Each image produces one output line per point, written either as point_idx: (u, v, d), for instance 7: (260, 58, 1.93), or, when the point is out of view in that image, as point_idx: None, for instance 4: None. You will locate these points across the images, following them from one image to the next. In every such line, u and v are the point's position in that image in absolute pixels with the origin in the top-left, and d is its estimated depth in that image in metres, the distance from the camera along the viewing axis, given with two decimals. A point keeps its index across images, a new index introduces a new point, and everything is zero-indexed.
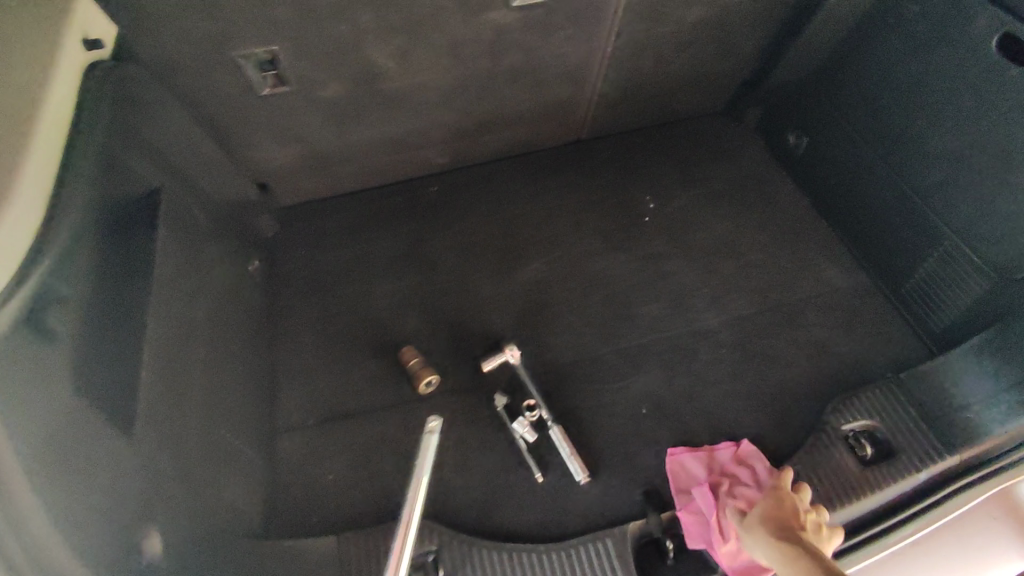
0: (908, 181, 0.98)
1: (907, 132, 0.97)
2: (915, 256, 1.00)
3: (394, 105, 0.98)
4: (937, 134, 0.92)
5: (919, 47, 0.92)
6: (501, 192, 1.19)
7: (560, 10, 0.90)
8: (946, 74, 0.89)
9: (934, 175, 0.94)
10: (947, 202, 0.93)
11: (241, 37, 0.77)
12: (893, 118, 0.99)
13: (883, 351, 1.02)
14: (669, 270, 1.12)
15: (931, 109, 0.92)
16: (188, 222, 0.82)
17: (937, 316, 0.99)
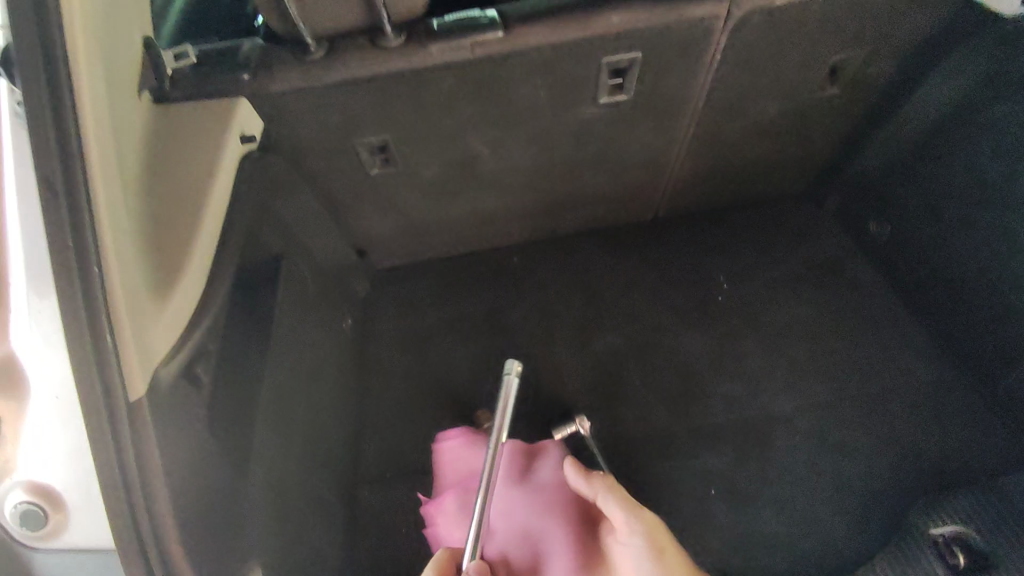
0: (998, 275, 0.96)
1: (998, 226, 0.95)
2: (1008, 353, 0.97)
3: (485, 184, 1.07)
4: None
5: (1011, 143, 0.92)
6: (578, 265, 1.25)
7: (644, 106, 0.97)
8: None
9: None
10: None
11: (362, 129, 0.89)
12: (982, 211, 0.98)
13: (974, 447, 0.99)
14: (742, 350, 1.12)
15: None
16: (301, 284, 0.92)
17: None
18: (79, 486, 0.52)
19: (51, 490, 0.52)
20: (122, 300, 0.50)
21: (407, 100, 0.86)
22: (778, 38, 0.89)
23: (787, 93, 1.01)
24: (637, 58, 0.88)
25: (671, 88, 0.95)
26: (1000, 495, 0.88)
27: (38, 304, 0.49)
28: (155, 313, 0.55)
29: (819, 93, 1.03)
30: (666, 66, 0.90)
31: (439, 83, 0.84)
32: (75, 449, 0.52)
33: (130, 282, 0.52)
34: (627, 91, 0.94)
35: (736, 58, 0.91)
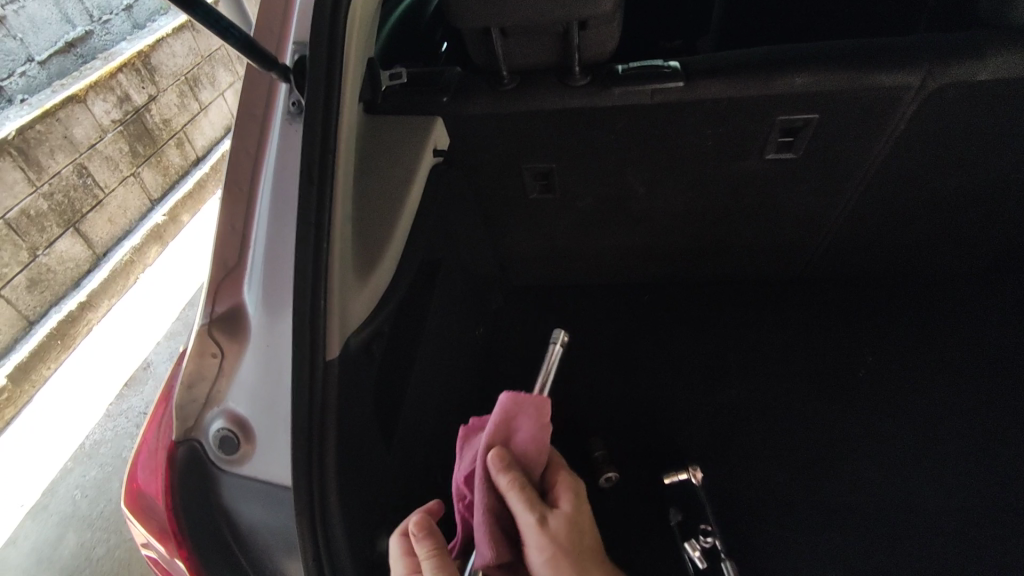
0: None
1: None
2: None
3: (633, 222, 1.11)
4: None
5: None
6: (709, 314, 1.24)
7: (811, 166, 0.96)
8: None
9: None
10: None
11: (533, 155, 0.97)
12: None
13: None
14: (882, 432, 1.05)
15: None
16: (452, 287, 1.00)
17: None
18: (264, 422, 0.62)
19: (244, 422, 0.62)
20: (336, 270, 0.59)
21: (580, 134, 0.93)
22: (973, 111, 0.85)
23: (974, 169, 0.95)
24: (813, 119, 0.88)
25: (845, 152, 0.93)
26: None
27: (274, 263, 0.61)
28: (360, 286, 0.63)
29: (1010, 175, 0.96)
30: (843, 129, 0.89)
31: (613, 121, 0.90)
32: (269, 389, 0.61)
33: (345, 256, 0.61)
34: (796, 150, 0.94)
35: (921, 128, 0.89)
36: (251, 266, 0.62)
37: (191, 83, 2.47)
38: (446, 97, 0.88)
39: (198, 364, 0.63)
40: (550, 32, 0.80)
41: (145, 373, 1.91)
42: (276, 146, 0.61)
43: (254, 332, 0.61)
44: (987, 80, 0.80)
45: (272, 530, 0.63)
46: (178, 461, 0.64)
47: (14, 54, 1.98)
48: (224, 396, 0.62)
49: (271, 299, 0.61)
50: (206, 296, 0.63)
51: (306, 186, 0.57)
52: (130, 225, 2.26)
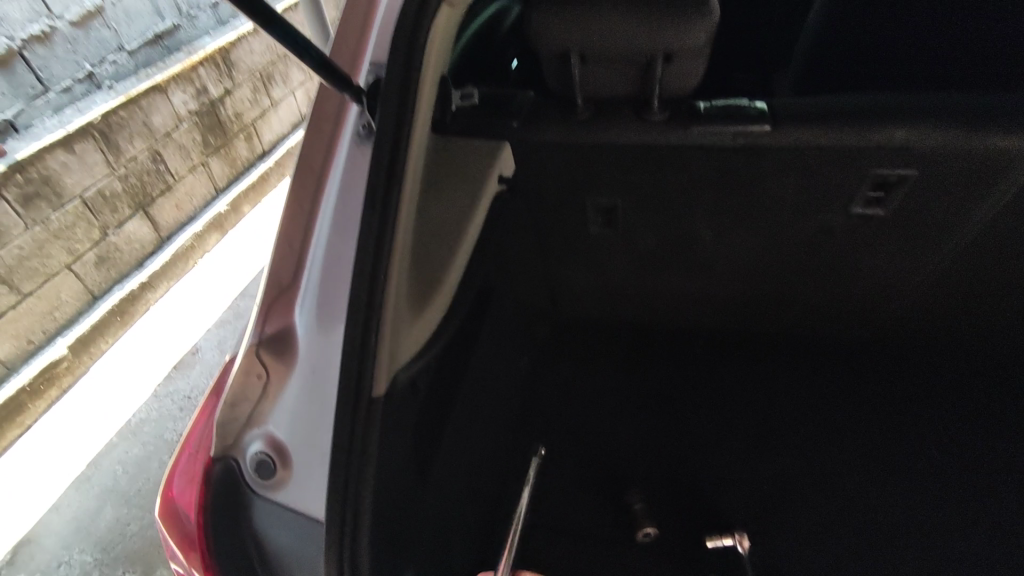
0: None
1: None
2: None
3: (697, 266, 1.05)
4: None
5: None
6: (768, 368, 1.17)
7: (900, 226, 0.89)
8: None
9: None
10: None
11: (599, 190, 0.93)
12: None
13: None
14: (949, 524, 0.97)
15: None
16: (502, 319, 0.97)
17: None
18: (302, 451, 0.59)
19: (282, 449, 0.60)
20: (393, 307, 0.57)
21: (651, 172, 0.88)
22: None
23: None
24: (909, 176, 0.81)
25: (941, 214, 0.86)
26: None
27: (327, 288, 0.58)
28: (415, 323, 0.61)
29: None
30: (942, 189, 0.82)
31: (688, 162, 0.86)
32: (310, 417, 0.59)
33: (402, 293, 0.59)
34: (885, 208, 0.87)
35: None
36: (305, 289, 0.60)
37: (264, 79, 2.55)
38: (516, 123, 0.85)
39: (243, 383, 0.62)
40: (633, 66, 0.76)
41: (193, 358, 1.96)
42: (341, 168, 0.59)
43: (300, 356, 0.59)
44: None
45: (301, 561, 0.61)
46: (215, 479, 0.62)
47: (106, 42, 2.09)
48: (264, 419, 0.61)
49: (320, 325, 0.59)
50: (257, 315, 0.63)
51: (370, 216, 0.55)
52: (195, 212, 2.33)
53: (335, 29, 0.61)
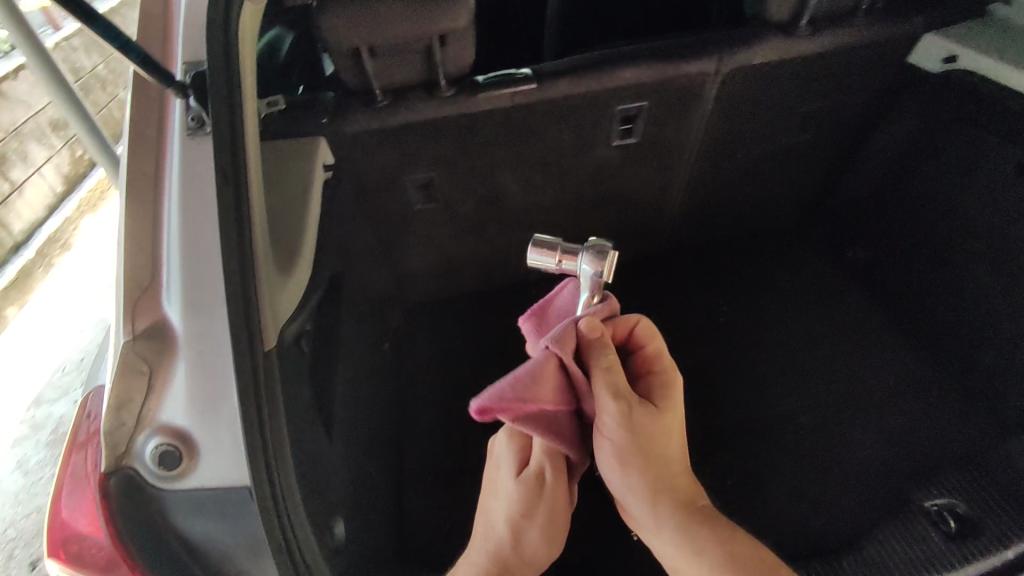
0: (971, 284, 1.11)
1: (953, 244, 1.13)
2: (977, 345, 1.11)
3: (513, 218, 1.24)
4: (992, 246, 1.06)
5: (957, 170, 1.09)
6: (588, 294, 1.41)
7: (650, 150, 1.15)
8: (994, 188, 1.04)
9: (983, 277, 1.08)
10: (1001, 307, 1.06)
11: (414, 166, 1.06)
12: (942, 232, 1.15)
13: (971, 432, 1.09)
14: (741, 362, 1.27)
15: (977, 227, 1.08)
16: (355, 300, 1.05)
17: (1004, 401, 1.08)
18: (207, 429, 0.61)
19: (184, 436, 0.61)
20: (265, 270, 0.64)
21: (455, 142, 1.04)
22: (758, 91, 1.08)
23: (771, 138, 1.19)
24: (644, 106, 1.04)
25: (673, 134, 1.13)
26: (980, 466, 1.00)
27: (196, 275, 0.62)
28: (284, 282, 0.67)
29: (797, 139, 1.21)
30: (671, 115, 1.07)
31: (482, 125, 1.02)
32: (208, 394, 0.61)
33: (266, 255, 0.65)
34: (636, 136, 1.11)
35: (726, 106, 1.10)
36: (168, 279, 0.63)
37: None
38: (326, 118, 0.94)
39: (124, 385, 0.62)
40: (416, 52, 0.89)
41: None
42: (179, 169, 0.63)
43: (180, 341, 0.62)
44: (763, 63, 1.02)
45: (234, 533, 0.62)
46: (113, 490, 0.61)
47: None
48: (156, 414, 0.62)
49: (196, 309, 0.62)
50: (124, 316, 0.64)
51: (225, 188, 0.61)
52: (24, 235, 2.30)
53: (135, 29, 0.67)
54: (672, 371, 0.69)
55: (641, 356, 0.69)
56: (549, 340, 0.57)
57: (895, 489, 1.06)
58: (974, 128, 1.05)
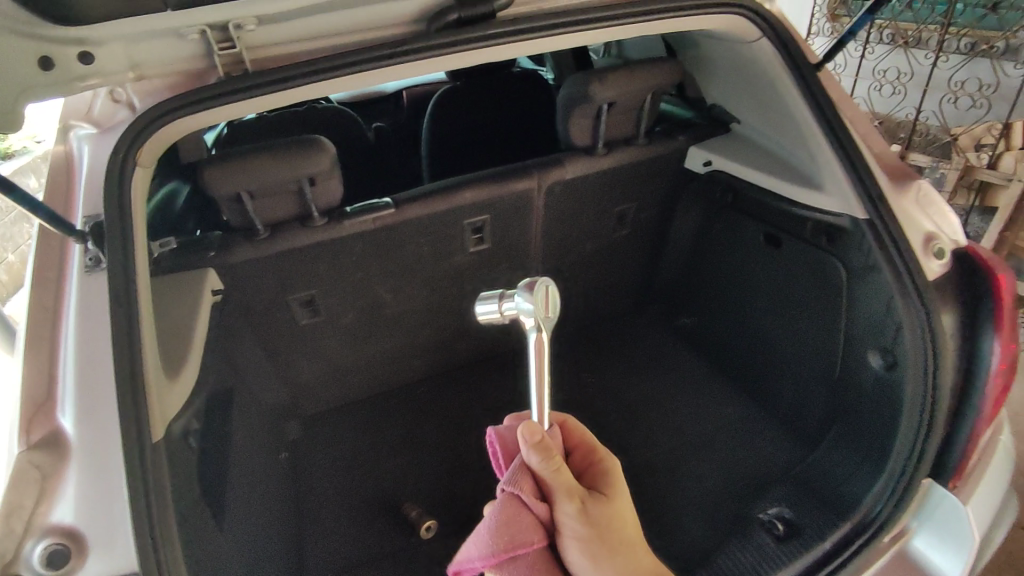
0: (754, 336, 1.38)
1: (738, 304, 1.40)
2: (775, 383, 1.36)
3: (394, 323, 1.40)
4: (755, 303, 1.34)
5: (726, 246, 1.39)
6: (473, 385, 1.58)
7: (500, 253, 1.39)
8: (746, 259, 1.34)
9: (763, 327, 1.34)
10: (777, 350, 1.32)
11: (296, 287, 1.23)
12: (730, 296, 1.43)
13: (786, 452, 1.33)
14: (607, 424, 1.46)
15: (746, 291, 1.36)
16: (247, 411, 1.16)
17: (800, 425, 1.32)
18: (100, 520, 0.69)
19: (75, 531, 0.68)
20: (151, 372, 0.74)
21: (331, 262, 1.22)
22: (576, 198, 1.36)
23: (598, 234, 1.47)
24: (486, 219, 1.30)
25: (517, 238, 1.38)
26: (797, 478, 1.23)
27: (91, 387, 0.74)
28: (169, 383, 0.77)
29: (619, 234, 1.50)
30: (510, 223, 1.33)
31: (352, 247, 1.22)
32: (102, 488, 0.71)
33: (152, 359, 0.75)
34: (485, 242, 1.35)
35: (555, 213, 1.37)
36: (64, 394, 0.74)
37: None
38: (211, 252, 1.09)
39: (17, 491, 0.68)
40: (287, 192, 1.10)
41: None
42: (75, 302, 0.77)
43: (75, 447, 0.72)
44: (573, 177, 1.31)
45: None
46: None
47: None
48: (47, 516, 0.69)
49: (93, 416, 0.73)
50: (19, 432, 0.72)
51: (117, 309, 0.73)
52: None
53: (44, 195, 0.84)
54: (609, 460, 0.65)
55: (580, 450, 0.66)
56: (502, 481, 0.57)
57: (736, 510, 1.24)
58: (726, 214, 1.36)
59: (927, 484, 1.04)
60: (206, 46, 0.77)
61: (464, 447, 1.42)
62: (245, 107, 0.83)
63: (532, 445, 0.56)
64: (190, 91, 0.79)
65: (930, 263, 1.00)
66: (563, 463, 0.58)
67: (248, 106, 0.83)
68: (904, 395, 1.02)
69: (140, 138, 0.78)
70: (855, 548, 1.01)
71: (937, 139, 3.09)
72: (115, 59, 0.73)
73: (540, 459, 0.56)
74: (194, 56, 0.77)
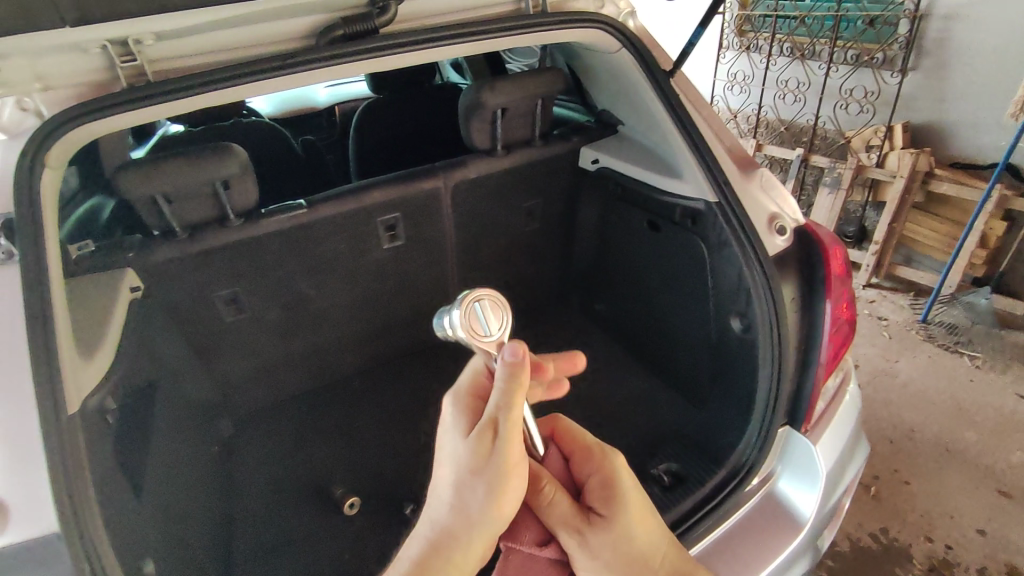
0: (647, 315, 1.55)
1: (633, 287, 1.57)
2: (667, 354, 1.52)
3: (320, 319, 1.50)
4: (645, 286, 1.52)
5: (618, 234, 1.55)
6: (400, 377, 1.69)
7: (416, 249, 1.51)
8: (634, 247, 1.51)
9: (654, 305, 1.51)
10: (667, 325, 1.49)
11: (219, 285, 1.31)
12: (626, 280, 1.59)
13: (683, 414, 1.48)
14: (522, 405, 1.59)
15: (637, 275, 1.53)
16: (175, 403, 1.23)
17: (690, 389, 1.48)
18: (17, 492, 0.76)
19: None
20: (70, 354, 0.83)
21: (251, 260, 1.31)
22: (483, 194, 1.50)
23: (508, 229, 1.61)
24: (399, 217, 1.41)
25: (430, 234, 1.50)
26: (686, 438, 1.38)
27: None
28: (86, 363, 0.85)
29: (527, 229, 1.64)
30: (422, 220, 1.45)
31: (271, 244, 1.31)
32: (18, 462, 0.77)
33: (67, 341, 0.83)
34: (400, 238, 1.46)
35: (463, 209, 1.50)
36: None
37: None
38: (132, 253, 1.17)
39: None
40: (205, 196, 1.18)
41: None
42: None
43: None
44: (477, 176, 1.44)
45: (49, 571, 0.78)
46: None
47: None
48: None
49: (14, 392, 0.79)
50: None
51: (29, 291, 0.79)
52: None
53: None
54: (612, 458, 0.69)
55: (577, 456, 0.70)
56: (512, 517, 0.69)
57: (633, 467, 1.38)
58: (612, 211, 1.54)
59: (785, 433, 1.20)
60: (110, 59, 0.87)
61: (390, 433, 1.53)
62: (148, 113, 0.93)
63: (507, 360, 0.59)
64: (93, 100, 0.87)
65: (773, 239, 1.17)
66: (516, 389, 0.58)
67: (146, 115, 0.94)
68: (759, 352, 1.18)
69: (53, 137, 0.85)
70: (730, 494, 1.16)
71: (835, 143, 3.39)
72: (20, 72, 0.82)
73: (506, 378, 0.58)
74: (97, 67, 0.88)
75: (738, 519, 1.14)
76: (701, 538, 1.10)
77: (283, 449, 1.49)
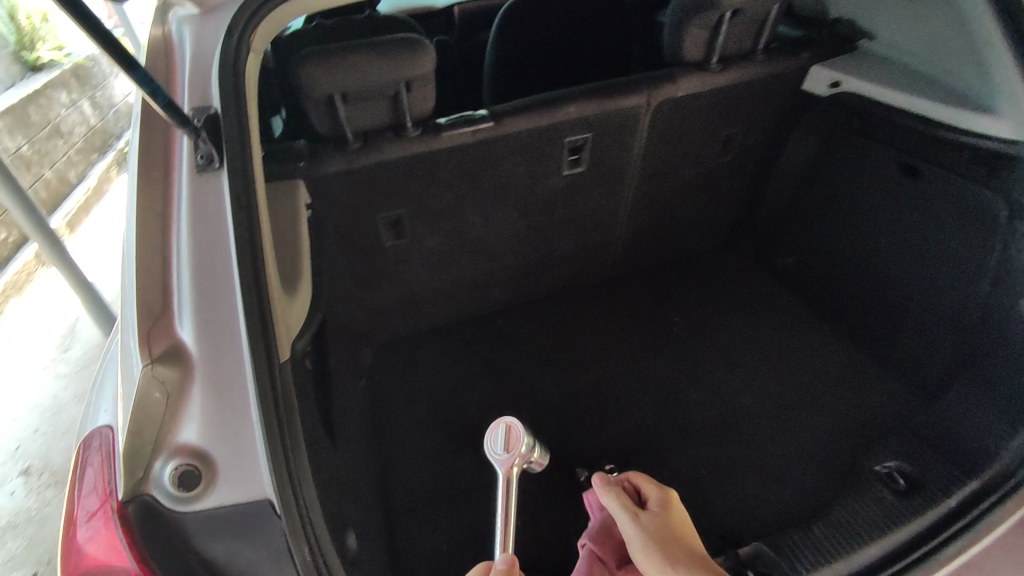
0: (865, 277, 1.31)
1: (851, 242, 1.32)
2: (886, 328, 1.29)
3: (480, 248, 1.32)
4: (874, 241, 1.27)
5: (844, 177, 1.30)
6: (551, 318, 1.52)
7: (596, 177, 1.28)
8: (867, 196, 1.26)
9: (882, 268, 1.27)
10: (899, 288, 1.24)
11: (385, 205, 1.15)
12: (842, 232, 1.34)
13: (897, 398, 1.27)
14: (695, 365, 1.40)
15: (868, 224, 1.27)
16: (337, 332, 1.12)
17: (913, 369, 1.26)
18: (228, 447, 0.64)
19: (199, 453, 0.63)
20: (273, 288, 0.70)
21: (422, 179, 1.13)
22: (685, 116, 1.24)
23: (699, 160, 1.36)
24: (587, 137, 1.18)
25: (615, 159, 1.26)
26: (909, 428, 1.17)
27: (205, 295, 0.67)
28: (291, 303, 0.73)
29: (720, 160, 1.38)
30: (611, 144, 1.22)
31: (447, 163, 1.12)
32: (223, 411, 0.65)
33: (273, 278, 0.70)
34: (583, 164, 1.24)
35: (657, 133, 1.25)
36: (180, 304, 0.67)
37: None
38: (302, 162, 1.00)
39: (143, 409, 0.64)
40: (384, 99, 0.98)
41: None
42: (188, 205, 0.69)
43: (198, 367, 0.65)
44: (685, 94, 1.18)
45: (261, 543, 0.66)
46: (130, 517, 0.62)
47: None
48: (174, 436, 0.64)
49: (220, 329, 0.66)
50: (140, 345, 0.66)
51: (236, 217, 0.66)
52: None
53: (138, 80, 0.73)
54: None
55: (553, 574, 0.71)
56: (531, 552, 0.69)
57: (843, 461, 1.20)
58: (845, 141, 1.28)
59: None
60: None
61: (544, 381, 1.39)
62: None
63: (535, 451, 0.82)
64: None
65: None
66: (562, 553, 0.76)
67: None
68: None
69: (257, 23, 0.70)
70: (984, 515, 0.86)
71: None
72: None
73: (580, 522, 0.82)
74: None
75: (1001, 555, 0.86)
76: (961, 555, 0.83)
77: (430, 388, 1.37)
